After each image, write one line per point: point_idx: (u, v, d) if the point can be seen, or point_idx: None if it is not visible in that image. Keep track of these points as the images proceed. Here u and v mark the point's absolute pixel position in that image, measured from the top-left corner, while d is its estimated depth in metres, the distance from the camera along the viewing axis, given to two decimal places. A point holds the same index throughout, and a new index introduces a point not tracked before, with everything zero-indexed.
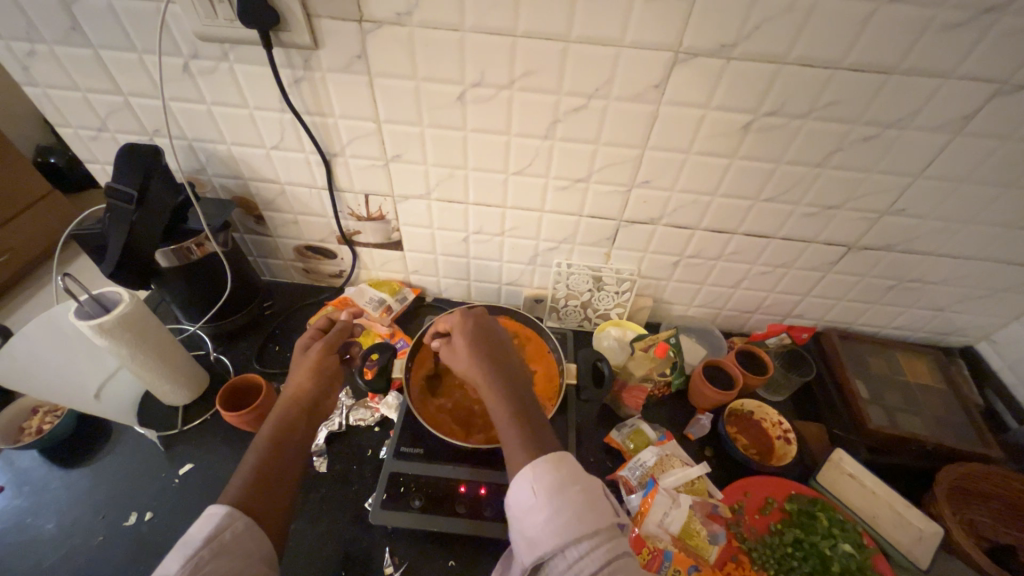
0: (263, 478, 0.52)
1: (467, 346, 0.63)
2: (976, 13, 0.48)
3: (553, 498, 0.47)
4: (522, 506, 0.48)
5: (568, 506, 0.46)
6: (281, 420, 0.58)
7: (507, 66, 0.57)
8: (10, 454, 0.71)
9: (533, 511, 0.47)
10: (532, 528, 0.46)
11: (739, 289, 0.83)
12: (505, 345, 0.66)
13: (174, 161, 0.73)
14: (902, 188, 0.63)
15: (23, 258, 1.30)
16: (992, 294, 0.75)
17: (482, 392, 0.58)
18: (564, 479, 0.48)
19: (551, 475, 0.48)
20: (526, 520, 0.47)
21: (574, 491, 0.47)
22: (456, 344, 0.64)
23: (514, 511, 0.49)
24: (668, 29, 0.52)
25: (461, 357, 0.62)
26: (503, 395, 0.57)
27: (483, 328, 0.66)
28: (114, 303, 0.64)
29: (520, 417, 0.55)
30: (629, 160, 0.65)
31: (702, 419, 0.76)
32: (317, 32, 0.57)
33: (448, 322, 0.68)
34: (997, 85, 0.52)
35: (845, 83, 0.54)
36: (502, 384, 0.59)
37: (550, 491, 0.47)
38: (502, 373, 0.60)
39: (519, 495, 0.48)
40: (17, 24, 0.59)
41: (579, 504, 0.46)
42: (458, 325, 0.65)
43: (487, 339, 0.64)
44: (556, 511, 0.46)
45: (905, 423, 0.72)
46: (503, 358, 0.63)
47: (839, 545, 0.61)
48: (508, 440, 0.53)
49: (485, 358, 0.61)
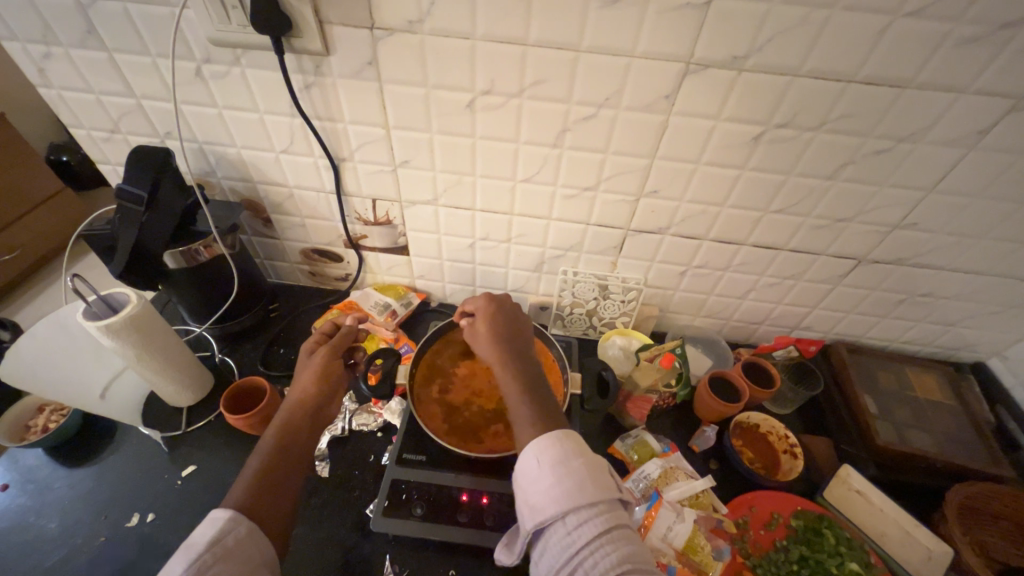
0: (267, 477, 0.52)
1: (489, 329, 0.64)
2: (993, 27, 0.47)
3: (557, 468, 0.47)
4: (527, 474, 0.48)
5: (572, 476, 0.46)
6: (297, 402, 0.60)
7: (518, 74, 0.57)
8: (15, 453, 0.71)
9: (537, 478, 0.47)
10: (535, 495, 0.47)
11: (747, 300, 0.82)
12: (527, 332, 0.66)
13: (184, 163, 0.74)
14: (914, 202, 0.63)
15: (35, 253, 1.32)
16: (1005, 310, 0.74)
17: (498, 374, 0.59)
18: (570, 453, 0.48)
19: (557, 448, 0.48)
20: (529, 487, 0.48)
21: (578, 463, 0.47)
22: (478, 328, 0.65)
23: (518, 479, 0.49)
24: (680, 39, 0.52)
25: (482, 340, 0.63)
26: (516, 378, 0.58)
27: (508, 315, 0.66)
28: (121, 304, 0.64)
29: (533, 397, 0.56)
30: (639, 169, 0.65)
31: (707, 431, 0.75)
32: (328, 39, 0.58)
33: (473, 304, 0.69)
34: (1013, 101, 0.51)
35: (858, 96, 0.54)
36: (521, 368, 0.59)
37: (555, 461, 0.48)
38: (519, 356, 0.61)
39: (525, 463, 0.49)
40: (33, 25, 0.60)
41: (582, 475, 0.46)
42: (483, 308, 0.66)
43: (507, 324, 0.65)
44: (560, 480, 0.46)
45: (914, 439, 0.71)
46: (522, 343, 0.63)
47: (846, 564, 0.61)
48: (521, 421, 0.54)
49: (504, 341, 0.62)
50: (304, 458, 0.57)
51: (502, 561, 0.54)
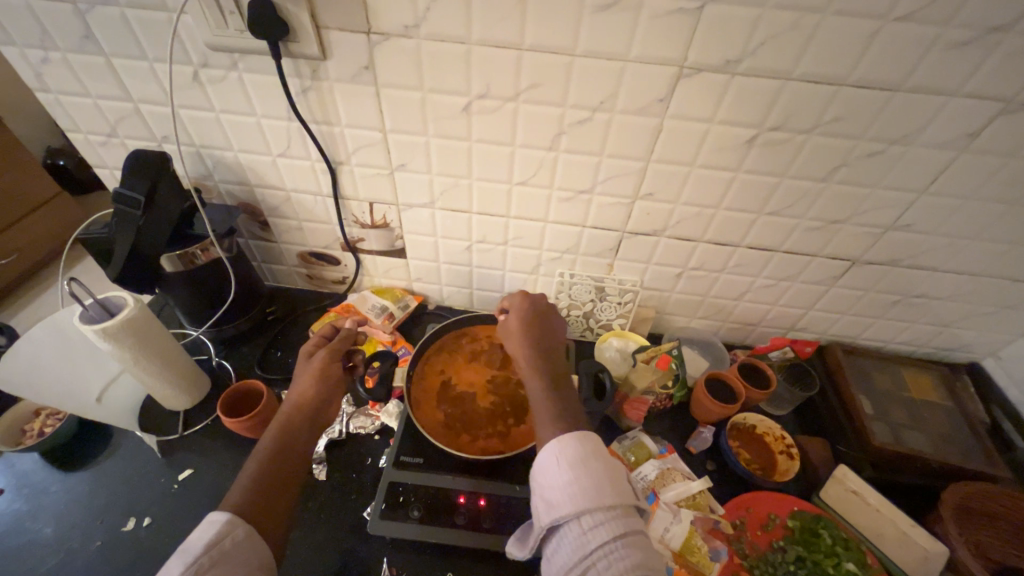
0: (268, 482, 0.52)
1: (521, 327, 0.64)
2: (980, 32, 0.48)
3: (576, 467, 0.48)
4: (545, 470, 0.49)
5: (591, 476, 0.47)
6: (295, 405, 0.60)
7: (513, 78, 0.58)
8: (11, 457, 0.71)
9: (555, 476, 0.48)
10: (553, 492, 0.47)
11: (742, 302, 0.83)
12: (557, 333, 0.66)
13: (181, 167, 0.74)
14: (906, 204, 0.63)
15: (30, 258, 1.31)
16: (999, 310, 0.75)
17: (525, 370, 0.60)
18: (588, 453, 0.49)
19: (575, 448, 0.49)
20: (547, 483, 0.48)
21: (597, 464, 0.48)
22: (511, 323, 0.66)
23: (537, 475, 0.50)
24: (672, 44, 0.53)
25: (514, 336, 0.64)
26: (542, 375, 0.59)
27: (541, 314, 0.67)
28: (116, 308, 0.64)
29: (557, 397, 0.57)
30: (632, 172, 0.66)
31: (703, 432, 0.75)
32: (325, 43, 0.58)
33: (508, 300, 0.69)
34: (1001, 104, 0.52)
35: (849, 100, 0.54)
36: (549, 369, 0.60)
37: (574, 460, 0.48)
38: (549, 355, 0.62)
39: (544, 459, 0.50)
40: (31, 30, 0.60)
41: (601, 477, 0.47)
42: (518, 305, 0.67)
43: (541, 324, 0.65)
44: (578, 479, 0.47)
45: (910, 440, 0.71)
46: (552, 343, 0.64)
47: (842, 565, 0.61)
48: (543, 420, 0.54)
49: (536, 339, 0.63)
50: (303, 464, 0.57)
51: (514, 557, 0.54)
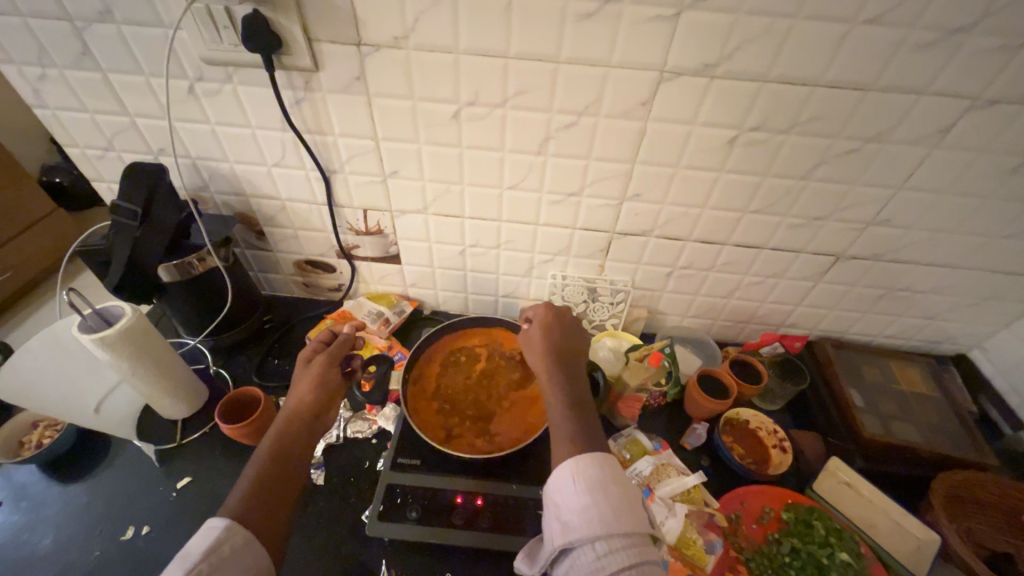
0: (274, 502, 0.52)
1: (544, 339, 0.65)
2: (944, 33, 0.50)
3: (593, 491, 0.49)
4: (562, 491, 0.50)
5: (608, 502, 0.48)
6: (298, 419, 0.60)
7: (500, 85, 0.60)
8: (9, 470, 0.71)
9: (572, 498, 0.49)
10: (568, 513, 0.49)
11: (732, 299, 0.84)
12: (580, 346, 0.67)
13: (178, 179, 0.75)
14: (885, 199, 0.65)
15: (28, 270, 1.32)
16: (982, 302, 0.76)
17: (545, 381, 0.61)
18: (606, 477, 0.50)
19: (593, 470, 0.50)
20: (563, 505, 0.50)
21: (614, 490, 0.49)
22: (533, 334, 0.67)
23: (552, 494, 0.51)
24: (653, 49, 0.54)
25: (535, 347, 0.65)
26: (563, 388, 0.60)
27: (565, 328, 0.68)
28: (114, 317, 0.65)
29: (575, 411, 0.57)
30: (620, 175, 0.67)
31: (697, 428, 0.77)
32: (316, 55, 0.60)
33: (532, 313, 0.71)
34: (969, 100, 0.54)
35: (824, 100, 0.56)
36: (569, 383, 0.61)
37: (592, 483, 0.49)
38: (570, 368, 0.63)
39: (561, 479, 0.51)
40: (29, 48, 0.62)
41: (617, 502, 0.48)
42: (541, 317, 0.68)
43: (563, 337, 0.67)
44: (594, 504, 0.48)
45: (900, 431, 0.72)
46: (575, 355, 0.65)
47: (836, 555, 0.62)
48: (560, 436, 0.55)
49: (559, 352, 0.64)
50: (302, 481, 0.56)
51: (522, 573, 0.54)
